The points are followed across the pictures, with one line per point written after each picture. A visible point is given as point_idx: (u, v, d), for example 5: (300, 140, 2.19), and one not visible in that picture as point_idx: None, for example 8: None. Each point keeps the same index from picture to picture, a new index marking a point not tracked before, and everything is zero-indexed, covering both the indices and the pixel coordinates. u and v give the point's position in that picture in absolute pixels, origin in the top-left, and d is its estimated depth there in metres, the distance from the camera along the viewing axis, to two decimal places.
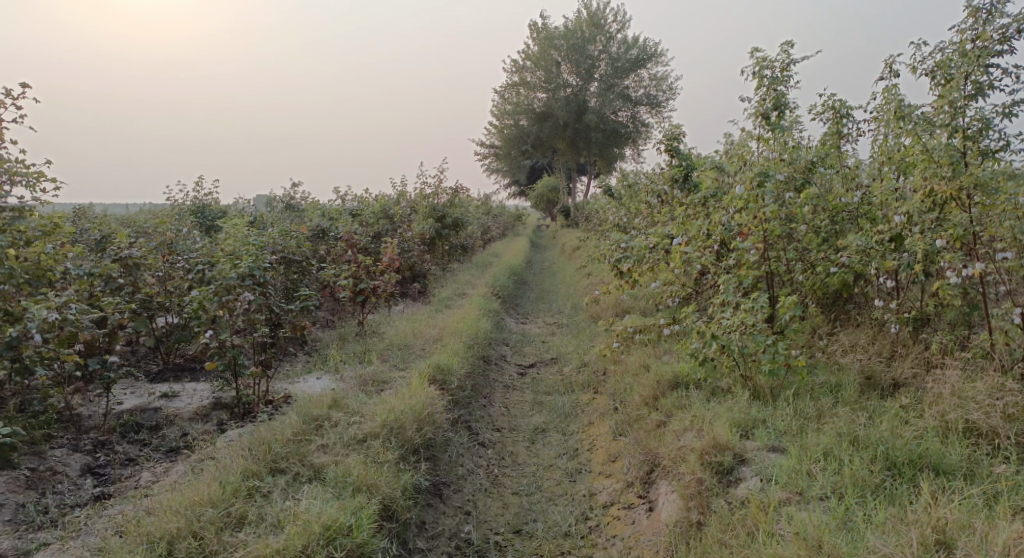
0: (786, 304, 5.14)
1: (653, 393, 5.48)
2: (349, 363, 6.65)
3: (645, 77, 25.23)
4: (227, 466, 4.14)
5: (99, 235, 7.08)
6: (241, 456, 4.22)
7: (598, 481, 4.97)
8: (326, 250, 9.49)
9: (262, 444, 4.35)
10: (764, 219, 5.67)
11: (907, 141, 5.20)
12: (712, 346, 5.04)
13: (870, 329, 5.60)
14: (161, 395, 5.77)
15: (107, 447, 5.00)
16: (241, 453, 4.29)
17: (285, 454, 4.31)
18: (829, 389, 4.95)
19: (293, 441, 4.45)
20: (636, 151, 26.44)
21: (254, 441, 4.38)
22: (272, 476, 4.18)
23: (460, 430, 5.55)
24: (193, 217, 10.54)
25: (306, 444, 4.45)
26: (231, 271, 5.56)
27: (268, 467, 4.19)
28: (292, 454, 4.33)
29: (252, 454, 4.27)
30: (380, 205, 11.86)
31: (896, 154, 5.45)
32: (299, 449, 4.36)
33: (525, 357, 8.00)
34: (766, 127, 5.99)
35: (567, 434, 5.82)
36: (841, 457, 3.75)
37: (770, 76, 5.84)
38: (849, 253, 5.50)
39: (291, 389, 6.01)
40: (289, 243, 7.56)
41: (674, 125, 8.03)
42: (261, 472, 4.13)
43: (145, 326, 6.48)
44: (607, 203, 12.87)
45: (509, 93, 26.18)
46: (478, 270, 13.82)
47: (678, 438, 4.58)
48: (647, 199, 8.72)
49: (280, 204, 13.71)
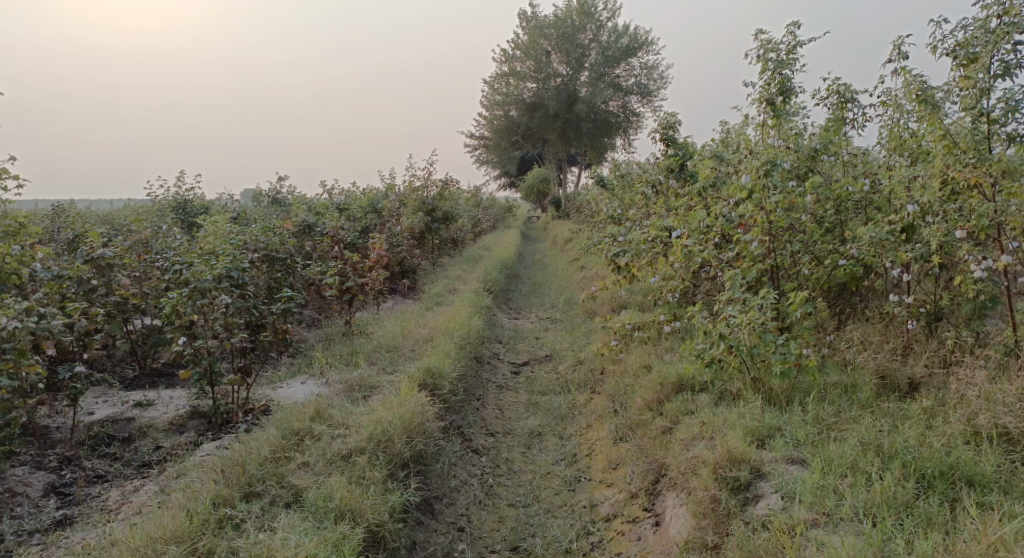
0: (796, 300, 4.82)
1: (656, 396, 5.17)
2: (335, 366, 6.33)
3: (636, 66, 24.89)
4: (197, 492, 3.82)
5: (71, 234, 6.70)
6: (212, 481, 3.89)
7: (599, 492, 4.68)
8: (312, 246, 9.13)
9: (236, 465, 4.02)
10: (770, 211, 5.41)
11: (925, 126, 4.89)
12: (719, 346, 4.74)
13: (880, 323, 5.33)
14: (134, 403, 5.43)
15: (74, 463, 4.68)
16: (212, 476, 3.96)
17: (262, 475, 3.99)
18: (843, 390, 4.67)
19: (271, 460, 4.12)
20: (626, 140, 26.14)
21: (228, 461, 4.05)
22: (247, 501, 3.86)
23: (453, 437, 5.23)
24: (175, 214, 10.16)
25: (285, 463, 4.13)
26: (206, 272, 5.21)
27: (242, 492, 3.87)
28: (270, 475, 4.01)
29: (225, 477, 3.94)
30: (368, 198, 11.51)
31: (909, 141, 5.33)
32: (277, 470, 4.03)
33: (519, 355, 7.70)
34: (770, 113, 5.68)
35: (564, 438, 5.54)
36: (867, 472, 3.47)
37: (775, 59, 5.53)
38: (860, 244, 5.20)
39: (273, 395, 5.69)
40: (272, 240, 7.21)
41: (669, 113, 7.72)
42: (233, 499, 3.81)
43: (119, 329, 6.15)
44: (599, 194, 12.58)
45: (498, 83, 25.72)
46: (469, 264, 13.51)
47: (686, 448, 4.27)
48: (641, 190, 8.40)
49: (266, 199, 13.33)
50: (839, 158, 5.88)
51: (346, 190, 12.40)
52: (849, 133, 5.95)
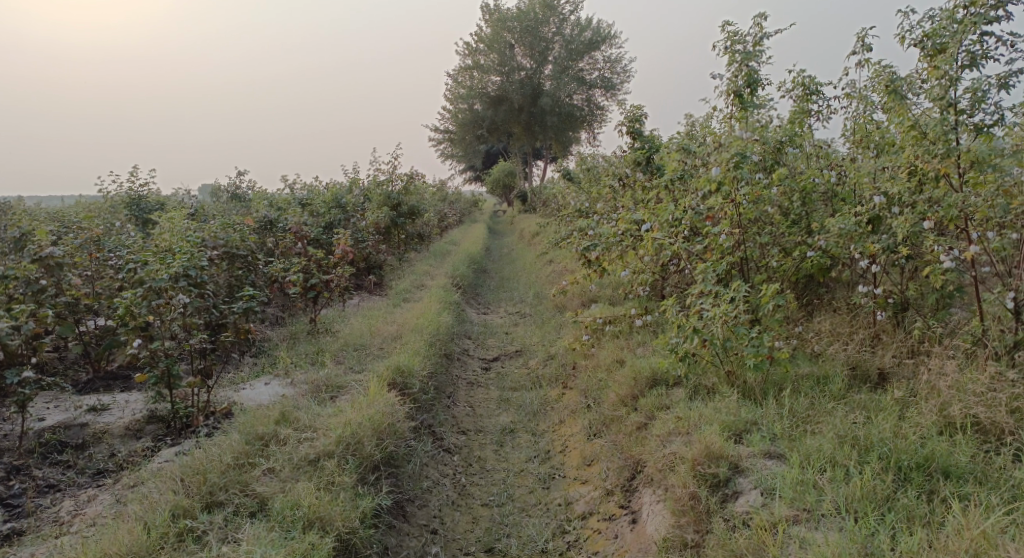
0: (768, 293, 4.75)
1: (630, 391, 5.11)
2: (301, 366, 6.16)
3: (599, 59, 24.95)
4: (155, 503, 3.65)
5: (17, 232, 6.41)
6: (171, 491, 3.71)
7: (574, 489, 4.61)
8: (274, 242, 8.91)
9: (196, 474, 3.84)
10: (738, 203, 5.39)
11: (894, 118, 4.86)
12: (693, 340, 4.67)
13: (848, 314, 5.34)
14: (88, 407, 5.21)
15: (23, 473, 4.46)
16: (171, 486, 3.79)
17: (224, 484, 3.83)
18: (816, 381, 4.66)
19: (234, 467, 3.96)
20: (591, 134, 26.18)
21: (187, 470, 3.87)
22: (209, 511, 3.69)
23: (424, 436, 5.11)
24: (129, 210, 9.83)
25: (249, 470, 3.97)
26: (162, 271, 5.00)
27: (203, 502, 3.70)
28: (233, 483, 3.85)
29: (185, 487, 3.77)
30: (331, 193, 11.28)
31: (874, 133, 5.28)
32: (240, 477, 3.87)
33: (488, 351, 7.60)
34: (737, 105, 5.67)
35: (537, 434, 5.46)
36: (845, 465, 3.46)
37: (742, 51, 5.50)
38: (827, 236, 5.20)
39: (236, 397, 5.50)
40: (233, 237, 6.99)
41: (635, 106, 7.68)
42: (194, 510, 3.64)
43: (71, 331, 5.93)
44: (565, 187, 12.54)
45: (462, 76, 25.46)
46: (436, 259, 13.35)
47: (662, 445, 4.22)
48: (608, 183, 8.34)
49: (226, 194, 13.02)
50: (803, 150, 5.89)
51: (309, 185, 12.15)
52: (812, 126, 5.95)
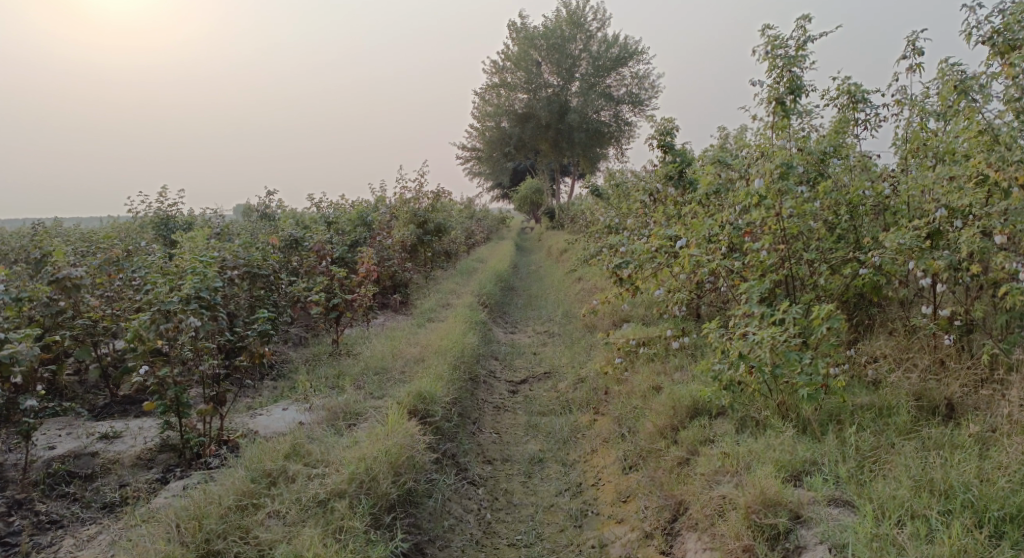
0: (822, 314, 4.30)
1: (669, 422, 4.70)
2: (320, 391, 5.86)
3: (627, 75, 24.59)
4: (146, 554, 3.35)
5: (35, 254, 6.23)
6: (165, 539, 3.41)
7: (609, 529, 4.22)
8: (298, 261, 8.66)
9: (192, 518, 3.53)
10: (782, 217, 4.94)
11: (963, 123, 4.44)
12: (739, 367, 4.25)
13: (904, 337, 4.90)
14: (100, 435, 4.95)
15: (25, 507, 4.20)
16: (164, 533, 3.47)
17: (222, 531, 3.52)
18: (875, 413, 4.23)
19: (235, 511, 3.64)
20: (620, 150, 25.80)
21: (183, 514, 3.56)
22: None
23: (446, 468, 4.77)
24: (155, 230, 9.73)
25: (252, 513, 3.65)
26: (172, 293, 4.69)
27: (199, 553, 3.39)
28: (232, 529, 3.54)
29: (180, 534, 3.46)
30: (357, 211, 11.06)
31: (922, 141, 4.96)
32: (241, 522, 3.56)
33: (516, 373, 7.24)
34: (780, 114, 5.16)
35: (567, 465, 5.08)
36: (925, 515, 3.09)
37: (784, 56, 5.08)
38: (883, 251, 4.64)
39: (250, 424, 5.19)
40: (253, 256, 6.75)
41: (666, 119, 7.32)
42: None
43: (87, 355, 5.71)
44: (595, 203, 12.18)
45: (489, 93, 25.30)
46: (463, 277, 13.06)
47: (709, 485, 3.82)
48: (639, 199, 7.95)
49: (255, 213, 12.91)
50: (846, 161, 5.40)
51: (335, 203, 11.96)
52: (858, 137, 5.50)
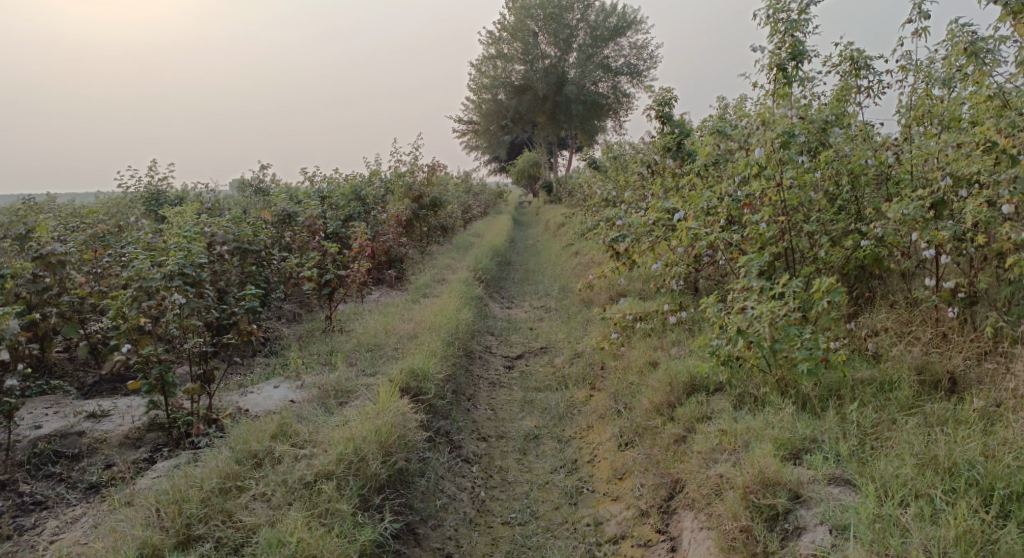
0: (823, 287, 4.19)
1: (666, 398, 4.61)
2: (312, 367, 5.76)
3: (625, 45, 24.26)
4: (124, 540, 3.26)
5: (18, 229, 6.08)
6: (143, 524, 3.32)
7: (604, 507, 4.15)
8: (291, 236, 8.51)
9: (172, 502, 3.45)
10: (783, 189, 4.84)
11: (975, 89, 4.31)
12: (738, 342, 4.15)
13: (906, 310, 4.79)
14: (87, 414, 4.85)
15: (10, 488, 4.11)
16: (144, 517, 3.38)
17: (204, 515, 3.43)
18: (876, 388, 4.14)
19: (219, 494, 3.56)
20: (617, 122, 25.53)
21: (164, 498, 3.47)
22: (185, 549, 3.31)
23: (439, 445, 4.69)
24: (146, 206, 9.58)
25: (235, 496, 3.57)
26: (154, 270, 4.56)
27: (179, 538, 3.31)
28: (215, 513, 3.45)
29: (160, 518, 3.38)
30: (351, 185, 10.89)
31: (924, 108, 4.81)
32: (224, 505, 3.48)
33: (512, 348, 7.15)
34: (781, 81, 5.01)
35: (563, 441, 5.00)
36: (929, 494, 3.01)
37: (787, 20, 4.90)
38: (886, 223, 4.53)
39: (240, 402, 5.09)
40: (245, 231, 6.60)
41: (665, 89, 7.15)
42: (167, 548, 3.25)
43: (75, 332, 5.58)
44: (592, 176, 12.02)
45: (486, 66, 24.95)
46: (460, 251, 12.93)
47: (706, 462, 3.74)
48: (636, 170, 7.80)
49: (250, 188, 12.74)
50: (847, 130, 5.09)
51: (329, 177, 11.79)
52: (861, 105, 5.34)
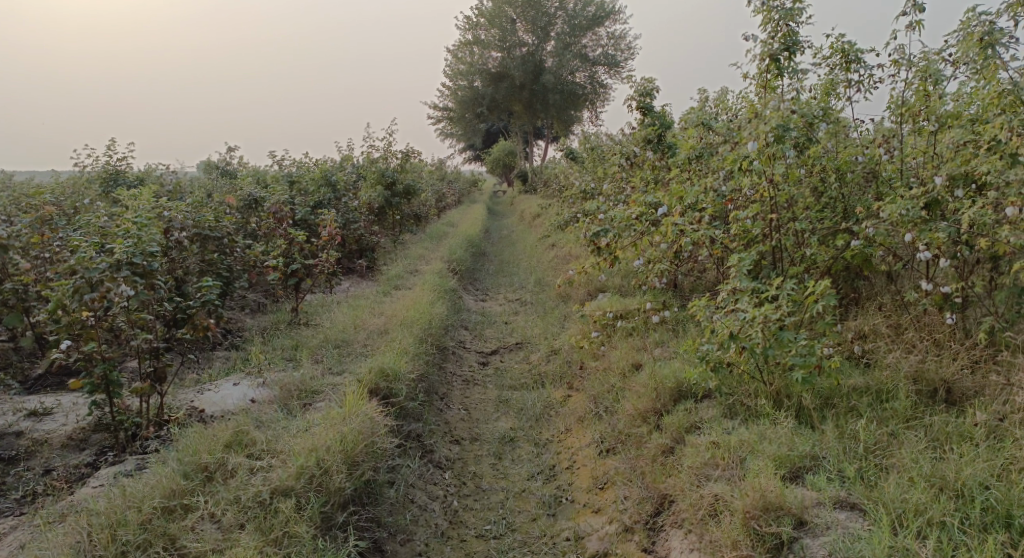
0: (819, 290, 3.93)
1: (651, 404, 4.35)
2: (275, 364, 5.41)
3: (603, 35, 23.92)
4: None
5: None
6: (68, 553, 3.01)
7: (585, 520, 3.90)
8: (257, 223, 8.11)
9: (106, 527, 3.14)
10: (775, 185, 4.60)
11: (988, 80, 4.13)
12: (730, 348, 3.89)
13: (896, 312, 4.58)
14: (28, 412, 4.47)
15: None
16: (73, 543, 3.07)
17: (141, 542, 3.14)
18: (870, 396, 3.93)
19: (160, 515, 3.26)
20: (594, 112, 25.24)
21: (98, 521, 3.16)
22: None
23: (409, 451, 4.38)
24: (103, 187, 9.10)
25: (178, 518, 3.27)
26: (98, 258, 4.20)
27: None
28: (156, 538, 3.16)
29: (89, 546, 3.07)
30: (322, 170, 10.48)
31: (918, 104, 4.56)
32: (166, 529, 3.19)
33: (487, 343, 6.86)
34: (772, 72, 4.73)
35: (540, 445, 4.73)
36: (944, 523, 2.85)
37: (780, 8, 4.65)
38: (878, 222, 4.31)
39: (196, 401, 4.75)
40: (206, 217, 6.20)
41: (646, 79, 6.89)
42: None
43: (20, 322, 5.17)
44: (570, 167, 11.72)
45: (462, 52, 24.51)
46: (433, 241, 12.58)
47: (696, 478, 3.51)
48: (616, 163, 7.50)
49: (216, 170, 12.26)
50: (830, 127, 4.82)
51: (298, 161, 11.36)
52: (850, 99, 5.06)
